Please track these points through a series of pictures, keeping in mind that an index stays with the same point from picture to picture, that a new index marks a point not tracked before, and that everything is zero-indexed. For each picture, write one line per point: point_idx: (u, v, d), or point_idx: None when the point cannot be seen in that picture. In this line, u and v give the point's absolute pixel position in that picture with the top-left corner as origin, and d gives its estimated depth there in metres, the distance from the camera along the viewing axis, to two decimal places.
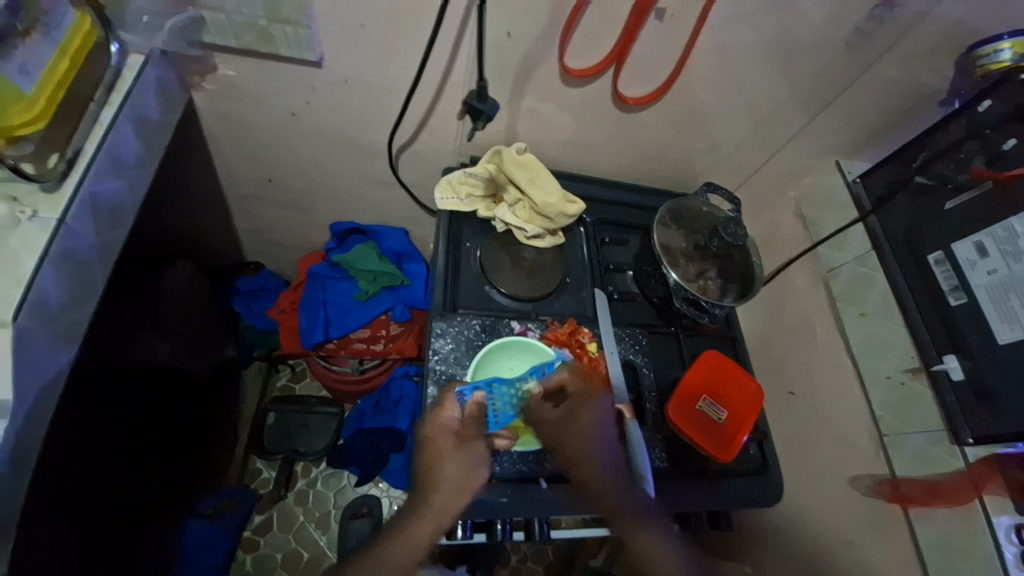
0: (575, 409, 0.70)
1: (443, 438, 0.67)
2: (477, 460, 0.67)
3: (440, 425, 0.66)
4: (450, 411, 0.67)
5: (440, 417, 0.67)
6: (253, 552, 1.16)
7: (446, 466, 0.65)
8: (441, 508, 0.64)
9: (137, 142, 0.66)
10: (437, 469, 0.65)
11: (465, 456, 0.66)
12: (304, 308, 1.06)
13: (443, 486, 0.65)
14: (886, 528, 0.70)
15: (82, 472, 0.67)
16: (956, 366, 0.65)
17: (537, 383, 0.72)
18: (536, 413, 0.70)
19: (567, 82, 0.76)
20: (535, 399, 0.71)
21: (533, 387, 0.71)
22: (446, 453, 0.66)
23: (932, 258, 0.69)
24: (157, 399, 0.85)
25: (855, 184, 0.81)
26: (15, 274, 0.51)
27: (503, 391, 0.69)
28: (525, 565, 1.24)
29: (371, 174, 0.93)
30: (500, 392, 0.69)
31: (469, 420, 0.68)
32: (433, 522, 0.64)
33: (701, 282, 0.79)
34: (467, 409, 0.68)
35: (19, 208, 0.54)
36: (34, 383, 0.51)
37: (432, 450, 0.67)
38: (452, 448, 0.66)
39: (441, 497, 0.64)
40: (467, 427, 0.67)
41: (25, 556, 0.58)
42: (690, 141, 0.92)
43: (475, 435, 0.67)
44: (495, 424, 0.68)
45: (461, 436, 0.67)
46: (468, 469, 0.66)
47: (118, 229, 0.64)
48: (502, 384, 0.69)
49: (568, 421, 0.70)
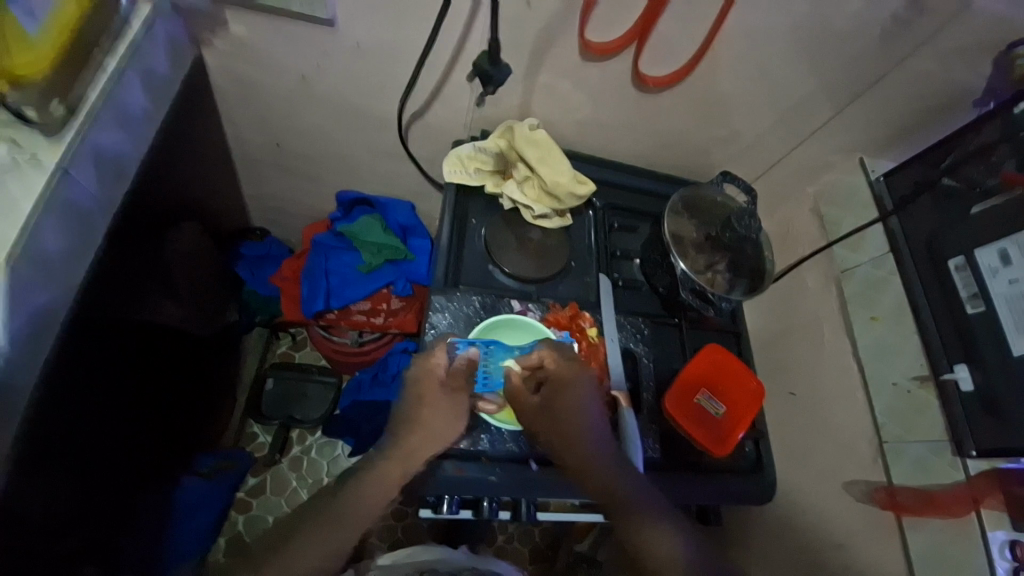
0: (555, 386, 0.69)
1: (427, 385, 0.68)
2: (458, 413, 0.67)
3: (428, 369, 0.68)
4: (440, 358, 0.68)
5: (429, 363, 0.68)
6: (246, 512, 1.17)
7: (425, 411, 0.67)
8: (411, 451, 0.65)
9: (144, 96, 0.65)
10: (416, 413, 0.67)
11: (446, 405, 0.67)
12: (306, 276, 1.05)
13: (418, 430, 0.66)
14: (880, 535, 0.70)
15: (88, 429, 0.68)
16: (967, 376, 0.63)
17: (515, 360, 0.70)
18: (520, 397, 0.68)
19: (585, 57, 0.73)
20: (517, 378, 0.69)
21: (514, 364, 0.69)
22: (428, 399, 0.68)
23: (953, 263, 0.66)
24: (160, 358, 0.87)
25: (877, 183, 0.78)
26: (14, 217, 0.50)
27: (499, 355, 0.69)
28: (511, 545, 1.25)
29: (382, 145, 0.92)
30: (496, 355, 0.69)
31: (459, 371, 0.68)
32: (402, 464, 0.65)
33: (709, 274, 0.78)
34: (457, 360, 0.68)
35: (20, 152, 0.53)
36: (27, 324, 0.50)
37: (416, 393, 0.68)
38: (434, 395, 0.68)
39: (414, 440, 0.65)
40: (455, 378, 0.68)
41: (32, 507, 0.59)
42: (710, 127, 0.89)
43: (461, 387, 0.68)
44: (484, 386, 0.68)
45: (447, 386, 0.68)
46: (445, 419, 0.67)
47: (121, 183, 0.64)
48: (499, 348, 0.69)
49: (547, 401, 0.68)
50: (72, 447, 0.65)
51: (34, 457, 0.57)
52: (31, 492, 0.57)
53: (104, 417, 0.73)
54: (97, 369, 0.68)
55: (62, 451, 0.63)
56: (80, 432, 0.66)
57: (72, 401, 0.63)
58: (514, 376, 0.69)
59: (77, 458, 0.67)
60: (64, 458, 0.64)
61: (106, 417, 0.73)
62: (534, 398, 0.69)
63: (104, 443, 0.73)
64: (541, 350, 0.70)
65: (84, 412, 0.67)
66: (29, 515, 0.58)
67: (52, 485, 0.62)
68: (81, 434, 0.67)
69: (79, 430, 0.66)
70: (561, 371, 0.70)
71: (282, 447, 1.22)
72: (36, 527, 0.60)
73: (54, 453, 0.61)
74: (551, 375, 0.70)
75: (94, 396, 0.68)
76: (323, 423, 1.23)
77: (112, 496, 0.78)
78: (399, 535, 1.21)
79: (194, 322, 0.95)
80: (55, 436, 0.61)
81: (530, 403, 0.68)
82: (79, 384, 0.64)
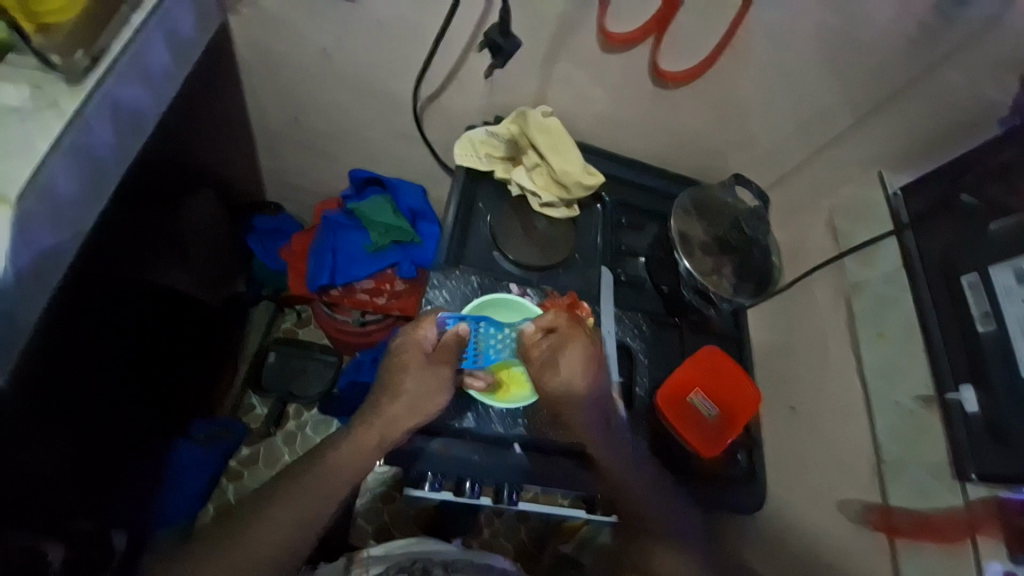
0: (563, 350, 0.69)
1: (412, 355, 0.68)
2: (441, 383, 0.67)
3: (415, 340, 0.69)
4: (428, 330, 0.69)
5: (417, 333, 0.69)
6: (237, 481, 1.19)
7: (407, 379, 0.67)
8: (392, 418, 0.66)
9: (167, 55, 0.67)
10: (399, 381, 0.67)
11: (429, 375, 0.67)
12: (314, 251, 1.07)
13: (401, 398, 0.67)
14: (872, 557, 0.68)
15: (88, 378, 0.70)
16: (971, 398, 0.61)
17: (530, 323, 0.70)
18: (529, 359, 0.69)
19: (604, 48, 0.74)
20: (529, 339, 0.69)
21: (528, 326, 0.69)
22: (411, 367, 0.68)
23: (966, 280, 0.64)
24: (165, 319, 0.89)
25: (895, 199, 0.75)
26: (29, 156, 0.52)
27: (490, 332, 0.70)
28: (496, 540, 1.24)
29: (397, 126, 0.93)
30: (487, 332, 0.70)
31: (445, 344, 0.68)
32: (382, 430, 0.66)
33: (714, 277, 0.76)
34: (444, 335, 0.68)
35: (42, 96, 0.55)
36: (32, 262, 0.52)
37: (400, 362, 0.69)
38: (419, 365, 0.68)
39: (395, 407, 0.66)
40: (440, 350, 0.68)
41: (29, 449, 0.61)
42: (727, 130, 0.88)
43: (445, 360, 0.67)
44: (473, 362, 0.69)
45: (432, 357, 0.68)
46: (426, 390, 0.66)
47: (138, 138, 0.67)
48: (491, 325, 0.70)
49: (553, 364, 0.68)
50: (72, 393, 0.67)
51: (32, 407, 0.59)
52: (27, 432, 0.59)
53: (106, 371, 0.75)
54: (101, 326, 0.70)
55: (60, 397, 0.65)
56: (78, 385, 0.68)
57: (75, 350, 0.65)
58: (527, 337, 0.69)
59: (73, 412, 0.69)
60: (61, 408, 0.66)
61: (107, 369, 0.74)
62: (543, 358, 0.69)
63: (104, 397, 0.76)
64: (555, 313, 0.70)
65: (87, 362, 0.69)
66: (25, 456, 0.60)
67: (51, 436, 0.65)
68: (80, 388, 0.69)
69: (79, 383, 0.68)
70: (572, 337, 0.69)
71: (277, 421, 1.23)
72: (31, 469, 0.62)
73: (52, 402, 0.63)
74: (562, 340, 0.69)
75: (96, 349, 0.70)
76: (320, 401, 1.23)
77: (108, 448, 0.80)
78: (386, 519, 1.21)
79: (199, 288, 0.98)
80: (55, 381, 0.62)
81: (539, 362, 0.69)
82: (83, 339, 0.66)
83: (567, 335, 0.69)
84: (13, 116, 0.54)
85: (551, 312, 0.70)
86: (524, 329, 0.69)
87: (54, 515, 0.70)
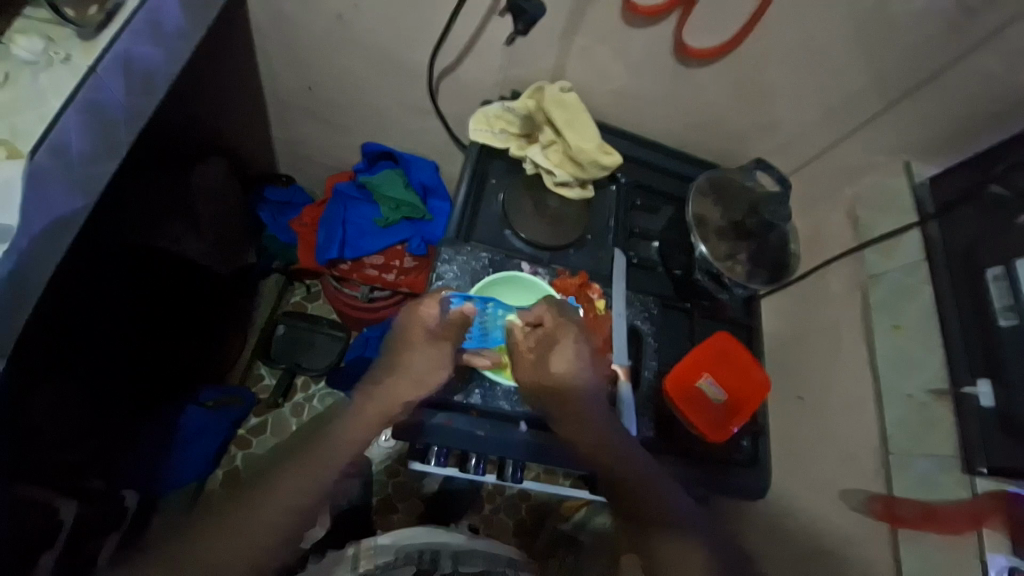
0: (553, 344, 0.68)
1: (416, 331, 0.68)
2: (442, 361, 0.67)
3: (418, 318, 0.68)
4: (432, 309, 0.68)
5: (420, 312, 0.68)
6: (245, 449, 1.21)
7: (411, 355, 0.67)
8: (392, 392, 0.66)
9: (182, 12, 0.64)
10: (402, 356, 0.67)
11: (430, 351, 0.67)
12: (324, 223, 1.07)
13: (403, 373, 0.67)
14: (872, 547, 0.68)
15: (92, 338, 0.71)
16: (988, 392, 0.60)
17: (517, 316, 0.70)
18: (519, 353, 0.69)
19: (631, 22, 0.72)
20: (518, 333, 0.70)
21: (515, 319, 0.70)
22: (414, 344, 0.68)
23: (990, 274, 0.63)
24: (173, 285, 0.89)
25: (921, 189, 0.73)
26: (42, 111, 0.53)
27: (496, 312, 0.70)
28: (497, 516, 1.26)
29: (411, 98, 0.91)
30: (493, 312, 0.70)
31: (449, 323, 0.68)
32: (383, 404, 0.66)
33: (729, 263, 0.74)
34: (450, 314, 0.68)
35: (54, 50, 0.56)
36: (46, 223, 0.52)
37: (404, 338, 0.69)
38: (422, 342, 0.68)
39: (397, 382, 0.66)
40: (444, 329, 0.68)
41: (34, 404, 0.62)
42: (749, 112, 0.85)
43: (449, 338, 0.67)
44: (480, 342, 0.70)
45: (434, 335, 0.68)
46: (429, 366, 0.66)
47: (153, 97, 0.61)
48: (498, 307, 0.70)
49: (545, 359, 0.68)
50: (75, 353, 0.68)
51: (41, 362, 0.61)
52: (31, 387, 0.60)
53: (111, 333, 0.75)
54: (113, 289, 0.73)
55: (62, 356, 0.65)
56: (85, 347, 0.70)
57: (77, 308, 0.66)
58: (514, 332, 0.70)
59: (86, 370, 0.72)
60: (65, 365, 0.67)
61: (111, 332, 0.75)
62: (533, 353, 0.69)
63: (117, 359, 0.78)
64: (540, 307, 0.70)
65: (89, 323, 0.70)
66: (31, 411, 0.62)
67: (65, 390, 0.68)
68: (91, 347, 0.71)
69: (83, 343, 0.69)
70: (558, 330, 0.69)
71: (285, 392, 1.24)
72: (41, 424, 0.64)
73: (62, 359, 0.65)
74: (548, 332, 0.69)
75: (99, 311, 0.71)
76: (327, 374, 1.24)
77: (120, 407, 0.83)
78: (390, 491, 1.24)
79: (213, 258, 0.98)
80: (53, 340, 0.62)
81: (529, 359, 0.68)
82: (94, 302, 0.69)
83: (553, 327, 0.69)
84: (27, 70, 0.54)
85: (538, 303, 0.70)
86: (512, 321, 0.70)
87: (65, 472, 0.73)
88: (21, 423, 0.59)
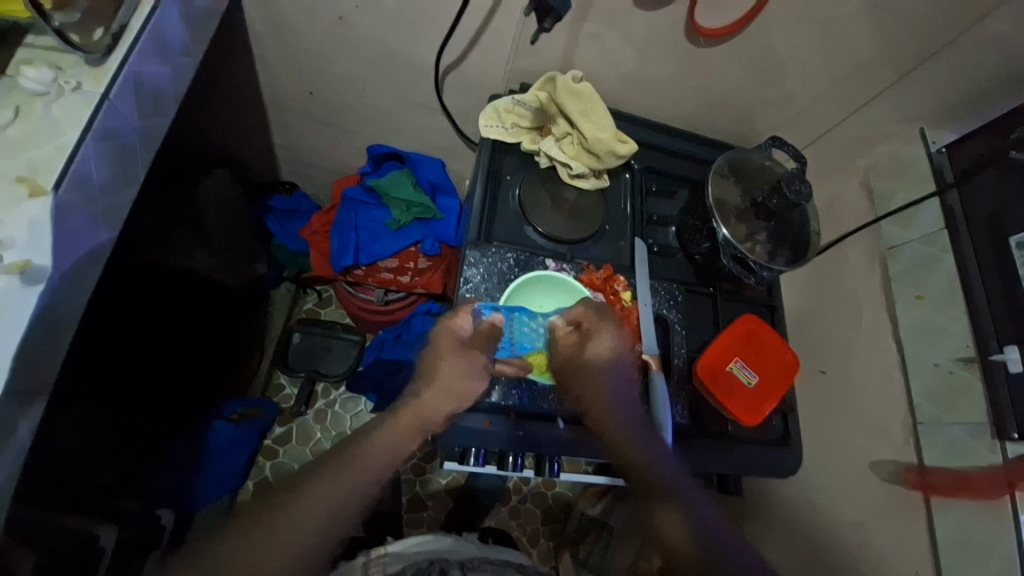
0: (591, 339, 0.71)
1: (448, 341, 0.70)
2: (474, 369, 0.68)
3: (450, 327, 0.69)
4: (462, 320, 0.69)
5: (453, 323, 0.69)
6: (272, 459, 1.21)
7: (443, 365, 0.70)
8: (426, 404, 0.69)
9: (183, 28, 0.63)
10: (436, 366, 0.71)
11: (464, 364, 0.69)
12: (335, 230, 1.06)
13: (436, 384, 0.69)
14: (904, 516, 0.69)
15: (112, 368, 0.70)
16: (1016, 357, 0.60)
17: (560, 316, 0.71)
18: (561, 347, 0.70)
19: (639, 3, 0.69)
20: (559, 331, 0.70)
21: (556, 319, 0.70)
22: (446, 354, 0.70)
23: (1014, 239, 0.62)
24: (187, 303, 0.87)
25: (937, 155, 0.72)
26: (59, 143, 0.52)
27: (522, 320, 0.69)
28: (524, 506, 1.27)
29: (415, 96, 0.90)
30: (520, 321, 0.69)
31: (480, 333, 0.68)
32: (417, 414, 0.69)
33: (749, 244, 0.73)
34: (481, 325, 0.68)
35: (64, 78, 0.54)
36: (76, 262, 0.52)
37: (437, 349, 0.72)
38: (454, 352, 0.70)
39: (430, 394, 0.69)
40: (474, 338, 0.69)
41: (59, 441, 0.62)
42: (762, 87, 0.84)
43: (478, 347, 0.68)
44: (507, 350, 0.68)
45: (467, 347, 0.69)
46: (460, 377, 0.68)
47: (163, 116, 0.63)
48: (523, 314, 0.69)
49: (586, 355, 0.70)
50: (98, 384, 0.68)
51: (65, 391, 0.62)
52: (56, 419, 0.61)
53: (130, 362, 0.74)
54: (128, 313, 0.72)
55: (83, 392, 0.65)
56: (107, 377, 0.69)
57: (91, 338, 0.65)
58: (556, 330, 0.70)
59: (113, 396, 0.71)
60: (90, 394, 0.66)
61: (132, 361, 0.74)
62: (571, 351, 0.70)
63: (142, 383, 0.78)
64: (581, 307, 0.71)
65: (106, 354, 0.68)
66: (58, 443, 0.62)
67: (93, 414, 0.67)
68: (108, 374, 0.69)
69: (107, 373, 0.69)
70: (596, 329, 0.71)
71: (307, 400, 1.24)
72: (69, 454, 0.64)
73: (86, 386, 0.66)
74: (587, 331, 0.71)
75: (114, 341, 0.69)
76: (347, 378, 1.24)
77: (147, 429, 0.82)
78: (418, 489, 1.25)
79: (226, 272, 0.98)
80: (70, 377, 0.62)
81: (569, 354, 0.70)
82: (110, 329, 0.68)
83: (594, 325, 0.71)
84: (39, 101, 0.53)
85: (577, 304, 0.71)
86: (555, 322, 0.70)
87: (102, 494, 0.73)
88: (45, 445, 0.60)
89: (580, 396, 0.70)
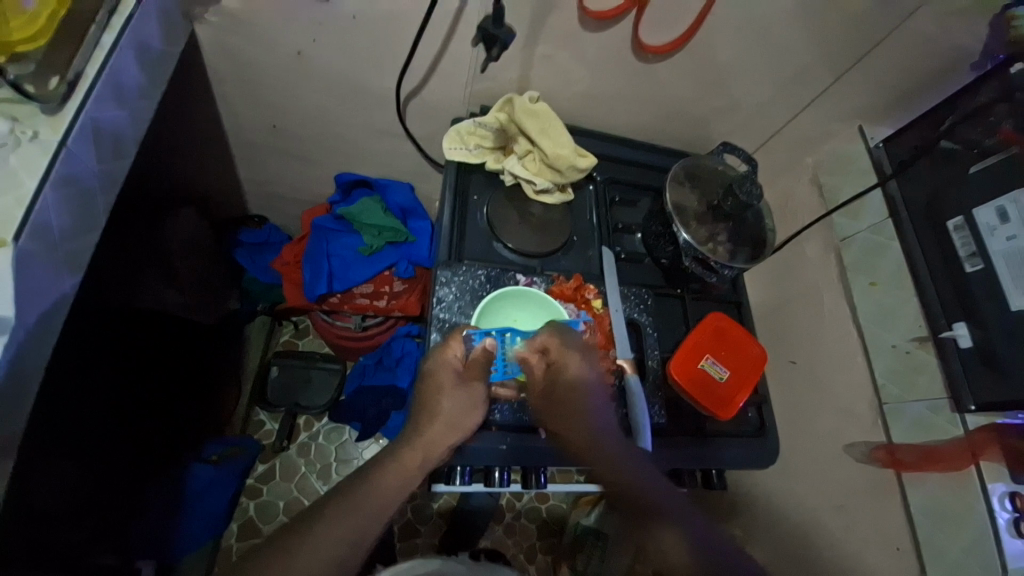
0: (559, 366, 0.68)
1: (444, 374, 0.67)
2: (476, 400, 0.67)
3: (444, 360, 0.67)
4: (455, 349, 0.68)
5: (446, 354, 0.68)
6: (256, 498, 1.17)
7: (444, 400, 0.66)
8: (432, 441, 0.65)
9: (140, 70, 0.64)
10: (435, 403, 0.66)
11: (466, 396, 0.66)
12: (306, 260, 1.05)
13: (438, 419, 0.65)
14: (879, 494, 0.71)
15: (81, 413, 0.68)
16: (965, 333, 0.64)
17: (524, 345, 0.70)
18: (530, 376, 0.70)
19: (585, 25, 0.73)
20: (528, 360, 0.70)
21: (519, 349, 0.70)
22: (445, 388, 0.66)
23: (952, 224, 0.67)
24: (154, 343, 0.85)
25: (877, 150, 0.79)
26: (17, 194, 0.50)
27: (515, 340, 0.70)
28: (519, 522, 1.26)
29: (379, 123, 0.91)
30: (513, 342, 0.70)
31: (475, 363, 0.68)
32: (422, 451, 0.65)
33: (711, 245, 0.77)
34: (474, 352, 0.68)
35: (20, 128, 0.53)
36: (41, 315, 0.51)
37: (432, 385, 0.67)
38: (452, 385, 0.67)
39: (434, 430, 0.65)
40: (471, 368, 0.67)
41: (29, 496, 0.59)
42: (711, 97, 0.88)
43: (476, 376, 0.67)
44: (502, 373, 0.70)
45: (464, 377, 0.67)
46: (465, 409, 0.66)
47: (121, 159, 0.64)
48: (516, 334, 0.70)
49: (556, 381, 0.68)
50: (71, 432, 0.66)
51: (35, 442, 0.59)
52: (31, 470, 0.59)
53: (96, 406, 0.71)
54: (94, 357, 0.70)
55: (53, 445, 0.63)
56: (76, 424, 0.67)
57: (61, 386, 0.63)
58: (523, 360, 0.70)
59: (81, 448, 0.69)
60: (64, 438, 0.65)
61: (99, 406, 0.72)
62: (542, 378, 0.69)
63: (114, 427, 0.76)
64: (543, 334, 0.69)
65: (72, 402, 0.66)
66: (25, 498, 0.58)
67: (64, 469, 0.65)
68: (77, 421, 0.67)
69: (77, 420, 0.67)
70: (565, 355, 0.68)
71: (289, 434, 1.20)
72: (40, 511, 0.61)
73: (56, 437, 0.64)
74: (555, 358, 0.69)
75: (83, 386, 0.68)
76: (328, 409, 1.21)
77: (120, 479, 0.80)
78: (410, 515, 1.22)
79: (197, 309, 0.95)
80: (37, 428, 0.60)
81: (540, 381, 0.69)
82: (74, 380, 0.67)
83: (559, 353, 0.68)
84: None
85: (540, 331, 0.70)
86: (520, 351, 0.70)
87: (76, 552, 0.70)
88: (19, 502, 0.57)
89: (552, 422, 0.68)
